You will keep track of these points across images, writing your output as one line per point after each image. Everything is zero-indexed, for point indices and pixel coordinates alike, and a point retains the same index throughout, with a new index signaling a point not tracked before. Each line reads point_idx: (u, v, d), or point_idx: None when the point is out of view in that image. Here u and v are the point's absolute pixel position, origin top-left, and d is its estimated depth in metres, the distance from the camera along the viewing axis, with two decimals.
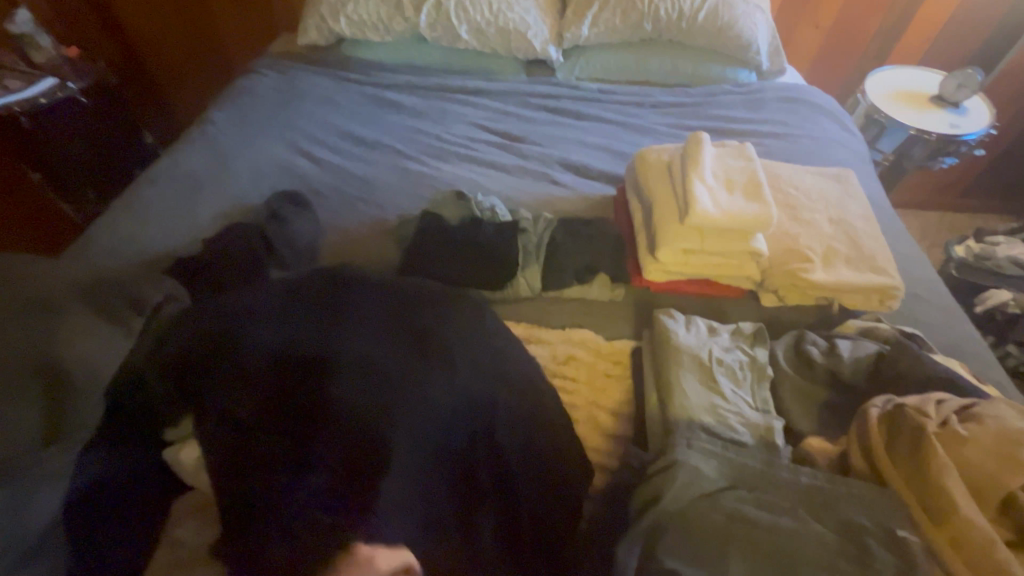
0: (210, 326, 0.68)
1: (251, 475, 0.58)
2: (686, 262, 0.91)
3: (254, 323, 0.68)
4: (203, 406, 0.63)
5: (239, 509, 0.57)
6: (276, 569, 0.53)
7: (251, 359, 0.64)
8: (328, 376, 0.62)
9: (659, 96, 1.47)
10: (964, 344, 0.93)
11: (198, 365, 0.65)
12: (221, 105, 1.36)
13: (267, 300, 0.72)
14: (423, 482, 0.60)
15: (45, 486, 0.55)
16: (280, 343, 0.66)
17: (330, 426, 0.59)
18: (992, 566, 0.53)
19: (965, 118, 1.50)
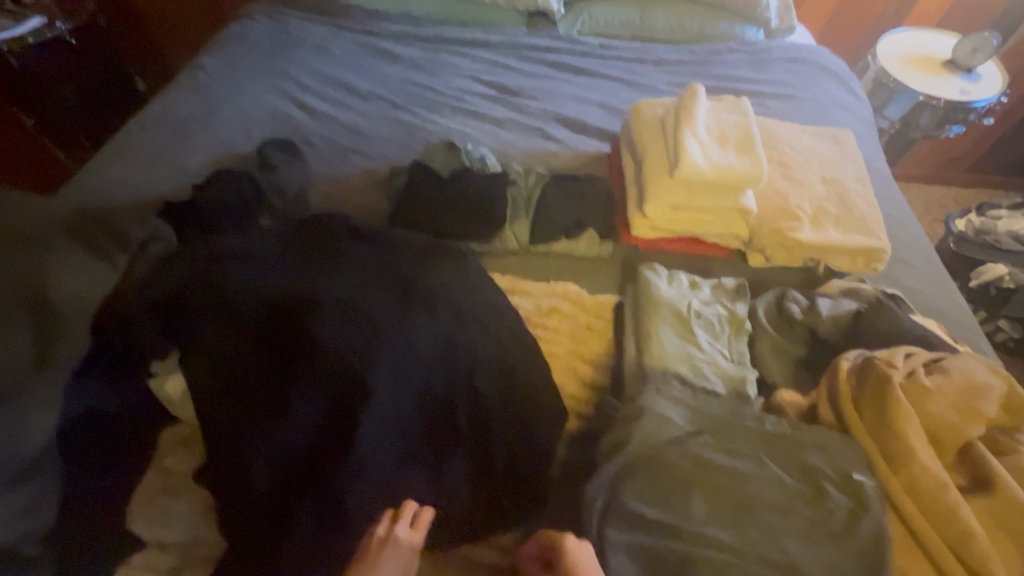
0: (202, 266, 0.74)
1: (244, 394, 0.67)
2: (674, 218, 0.91)
3: (247, 267, 0.76)
4: (192, 337, 0.70)
5: (231, 424, 0.65)
6: (262, 471, 0.62)
7: (245, 298, 0.72)
8: (315, 318, 0.69)
9: (662, 53, 1.42)
10: (951, 308, 0.93)
11: (194, 303, 0.71)
12: (212, 50, 1.34)
13: (266, 252, 0.79)
14: (401, 414, 0.66)
15: (39, 408, 0.60)
16: (272, 285, 0.73)
17: (317, 361, 0.66)
18: (943, 509, 0.54)
19: (976, 84, 1.50)
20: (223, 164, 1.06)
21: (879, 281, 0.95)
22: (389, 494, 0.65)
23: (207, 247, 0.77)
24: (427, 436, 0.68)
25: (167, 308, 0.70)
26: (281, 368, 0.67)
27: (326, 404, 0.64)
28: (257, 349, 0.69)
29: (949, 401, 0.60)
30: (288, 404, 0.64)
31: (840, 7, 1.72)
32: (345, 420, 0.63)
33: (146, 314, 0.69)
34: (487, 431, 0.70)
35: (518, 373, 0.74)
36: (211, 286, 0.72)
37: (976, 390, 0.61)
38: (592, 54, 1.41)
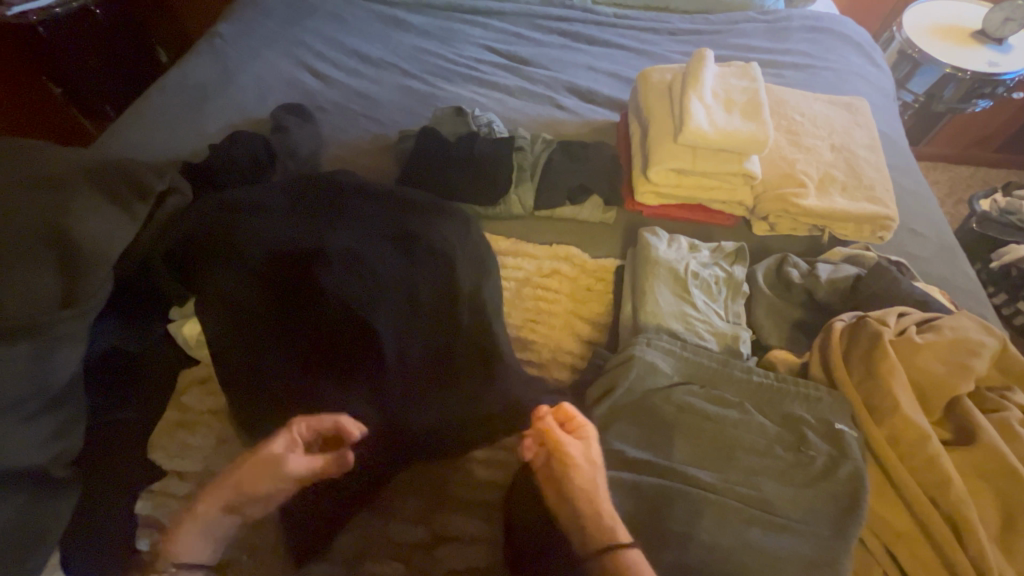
0: (217, 218, 0.79)
1: (255, 336, 0.71)
2: (678, 184, 0.91)
3: (260, 220, 0.80)
4: (206, 281, 0.74)
5: (242, 363, 0.69)
6: (272, 404, 0.67)
7: (257, 248, 0.77)
8: (322, 270, 0.73)
9: (677, 22, 1.40)
10: (961, 278, 0.92)
11: (212, 253, 0.76)
12: (229, 18, 1.36)
13: (277, 209, 0.83)
14: (404, 360, 0.71)
15: (65, 347, 0.65)
16: (283, 238, 0.78)
17: (326, 309, 0.71)
18: (922, 457, 0.59)
19: (1005, 55, 1.44)
20: (239, 128, 1.10)
21: (886, 250, 0.94)
22: (391, 436, 0.66)
23: (221, 201, 0.82)
24: (428, 382, 0.71)
25: (176, 253, 0.77)
26: (293, 316, 0.72)
27: (334, 348, 0.70)
28: (269, 300, 0.73)
29: (937, 357, 0.64)
30: (300, 347, 0.70)
31: None
32: (355, 362, 0.69)
33: (161, 266, 0.76)
34: (487, 376, 0.72)
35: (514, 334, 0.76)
36: (230, 239, 0.77)
37: (967, 349, 0.64)
38: (606, 24, 1.40)
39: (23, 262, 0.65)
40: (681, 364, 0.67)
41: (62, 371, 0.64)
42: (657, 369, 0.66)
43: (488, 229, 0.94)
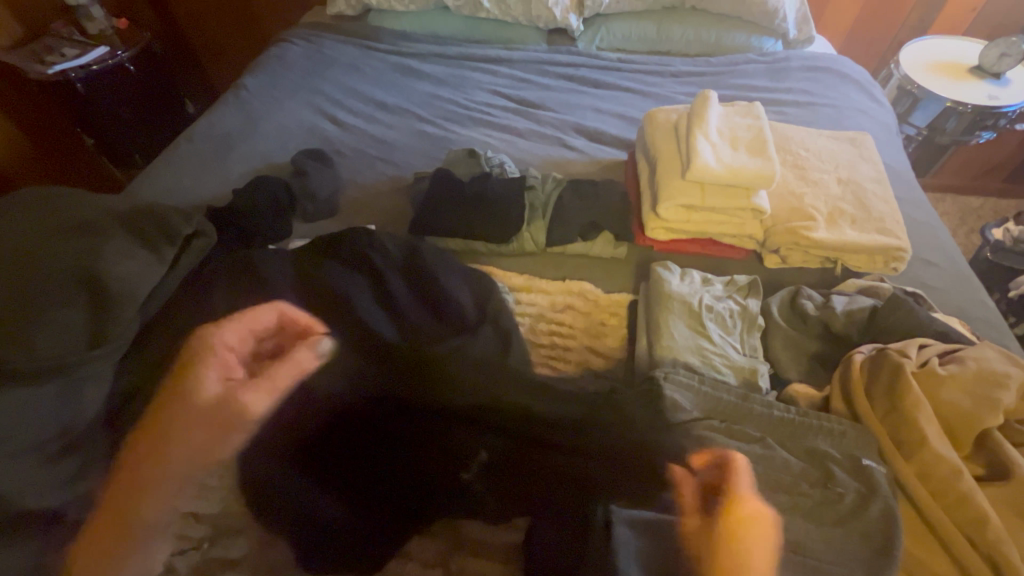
0: (235, 264, 0.83)
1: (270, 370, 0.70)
2: (688, 219, 0.93)
3: (279, 262, 0.83)
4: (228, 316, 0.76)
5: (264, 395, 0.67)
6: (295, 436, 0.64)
7: (281, 290, 0.79)
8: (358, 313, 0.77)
9: (680, 65, 1.46)
10: (980, 309, 0.91)
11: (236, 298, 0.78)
12: (255, 72, 1.44)
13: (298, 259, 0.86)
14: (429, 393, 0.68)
15: (93, 384, 0.68)
16: (302, 281, 0.82)
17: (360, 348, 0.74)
18: (956, 493, 0.57)
19: (1004, 88, 1.47)
20: (260, 173, 1.14)
21: (901, 281, 0.94)
22: (411, 472, 0.62)
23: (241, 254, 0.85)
24: (454, 417, 0.66)
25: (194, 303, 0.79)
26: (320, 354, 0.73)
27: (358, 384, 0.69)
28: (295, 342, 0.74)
29: (962, 389, 0.62)
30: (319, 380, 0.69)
31: (862, 18, 1.72)
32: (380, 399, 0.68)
33: (179, 313, 0.78)
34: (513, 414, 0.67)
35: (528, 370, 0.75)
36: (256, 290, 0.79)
37: (994, 380, 0.63)
38: (612, 68, 1.46)
39: (55, 301, 0.69)
40: (698, 397, 0.68)
41: (86, 408, 0.67)
42: (675, 402, 0.66)
43: (502, 265, 0.96)
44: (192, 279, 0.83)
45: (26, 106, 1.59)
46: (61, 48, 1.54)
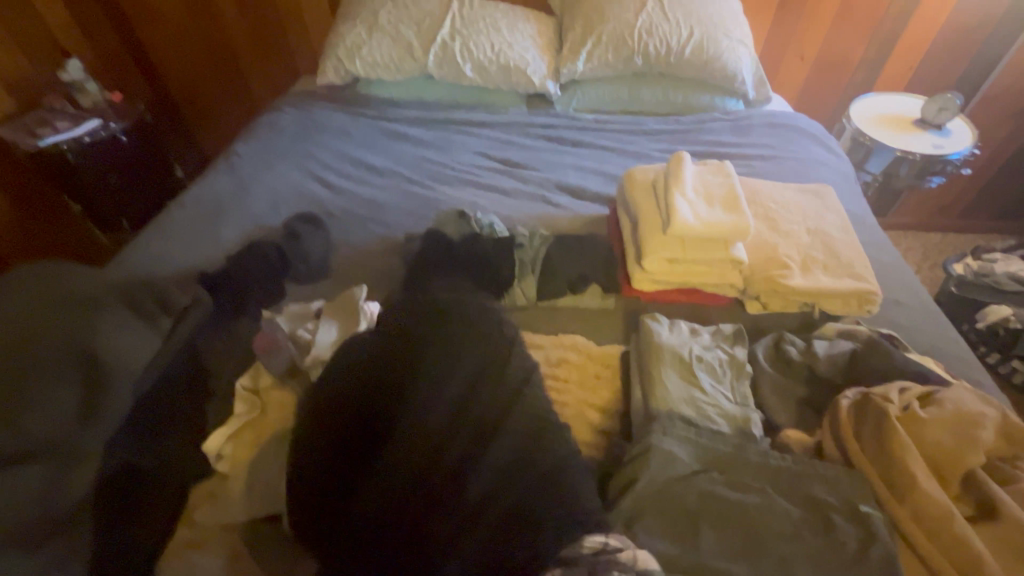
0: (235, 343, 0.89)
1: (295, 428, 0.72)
2: (672, 271, 0.97)
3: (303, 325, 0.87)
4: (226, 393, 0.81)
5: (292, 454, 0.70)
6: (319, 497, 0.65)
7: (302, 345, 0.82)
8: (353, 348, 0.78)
9: (652, 124, 1.56)
10: (951, 346, 0.96)
11: (245, 376, 0.82)
12: (246, 139, 1.49)
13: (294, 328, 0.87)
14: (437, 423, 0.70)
15: (85, 461, 0.66)
16: (326, 333, 0.84)
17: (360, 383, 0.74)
18: (951, 535, 0.59)
19: (947, 139, 1.60)
20: (253, 238, 1.17)
21: (876, 322, 0.98)
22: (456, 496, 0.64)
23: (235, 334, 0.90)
24: (468, 438, 0.69)
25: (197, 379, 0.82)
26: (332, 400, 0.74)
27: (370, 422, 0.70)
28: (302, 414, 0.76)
29: (944, 431, 0.65)
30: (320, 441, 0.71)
31: (814, 78, 1.87)
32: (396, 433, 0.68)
33: (180, 386, 0.79)
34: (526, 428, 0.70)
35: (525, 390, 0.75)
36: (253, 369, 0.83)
37: (973, 420, 0.66)
38: (589, 128, 1.55)
39: (46, 377, 0.69)
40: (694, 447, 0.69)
41: (76, 487, 0.65)
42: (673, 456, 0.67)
43: None
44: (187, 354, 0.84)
45: (17, 179, 1.61)
46: (53, 121, 1.58)
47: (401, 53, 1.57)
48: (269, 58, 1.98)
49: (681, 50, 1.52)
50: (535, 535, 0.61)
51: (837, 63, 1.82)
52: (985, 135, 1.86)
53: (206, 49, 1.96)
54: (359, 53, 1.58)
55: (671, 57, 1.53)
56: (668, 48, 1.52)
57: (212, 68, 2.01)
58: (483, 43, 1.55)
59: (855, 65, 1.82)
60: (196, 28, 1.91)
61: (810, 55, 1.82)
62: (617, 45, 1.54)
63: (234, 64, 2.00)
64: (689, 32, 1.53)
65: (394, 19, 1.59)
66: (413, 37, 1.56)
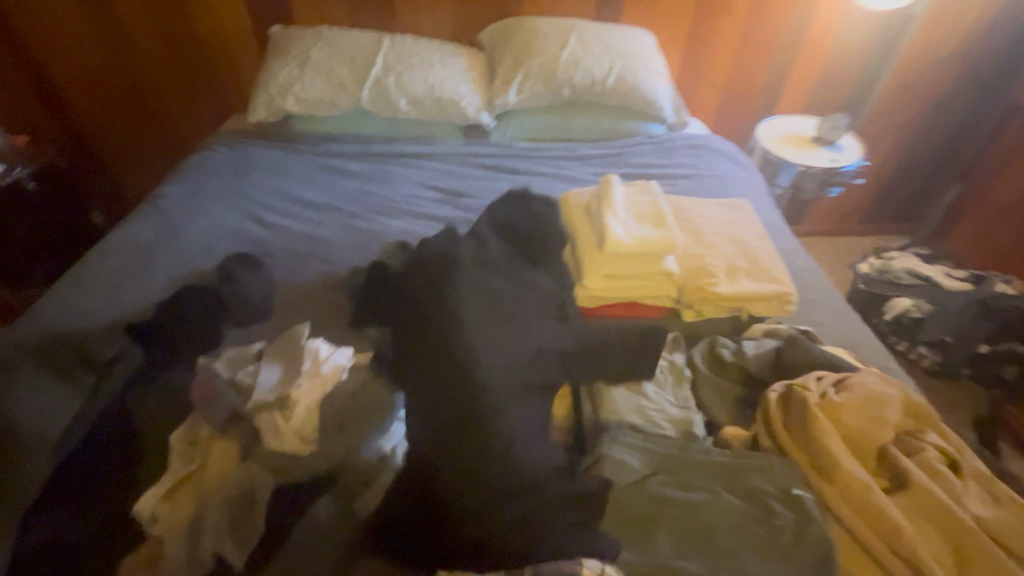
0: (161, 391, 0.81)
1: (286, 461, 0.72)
2: (611, 286, 1.02)
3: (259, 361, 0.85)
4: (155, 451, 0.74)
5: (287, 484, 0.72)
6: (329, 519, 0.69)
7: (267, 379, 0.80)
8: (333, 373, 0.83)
9: (584, 149, 1.64)
10: (860, 337, 1.07)
11: (179, 430, 0.76)
12: (173, 180, 1.43)
13: (233, 371, 0.83)
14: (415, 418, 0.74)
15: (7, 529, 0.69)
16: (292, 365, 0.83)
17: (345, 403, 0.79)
18: (873, 506, 0.64)
19: (841, 153, 1.80)
20: (184, 282, 1.11)
21: (795, 320, 1.08)
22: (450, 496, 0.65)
23: (165, 381, 0.83)
24: (444, 423, 0.72)
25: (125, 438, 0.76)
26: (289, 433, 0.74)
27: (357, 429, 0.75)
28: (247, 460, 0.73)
29: (857, 413, 0.72)
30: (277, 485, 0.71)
31: (725, 103, 2.05)
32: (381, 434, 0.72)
33: (101, 452, 0.74)
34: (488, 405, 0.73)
35: (481, 369, 0.77)
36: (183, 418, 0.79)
37: (879, 401, 0.74)
38: (525, 156, 1.61)
39: None
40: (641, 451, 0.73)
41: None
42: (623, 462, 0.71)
43: None
44: (111, 411, 0.78)
45: None
46: None
47: (335, 89, 1.57)
48: (195, 97, 1.92)
49: (605, 81, 1.63)
50: (529, 515, 0.64)
51: (743, 90, 2.01)
52: (872, 149, 2.10)
53: (125, 89, 1.88)
54: (292, 90, 1.57)
55: (595, 87, 1.63)
56: (592, 79, 1.63)
57: (132, 108, 1.93)
58: (417, 79, 1.60)
59: (759, 92, 2.02)
60: (113, 68, 1.84)
61: (719, 83, 1.99)
62: (545, 78, 1.63)
63: (157, 103, 1.92)
64: (610, 65, 1.65)
65: (326, 56, 1.60)
66: (347, 73, 1.58)
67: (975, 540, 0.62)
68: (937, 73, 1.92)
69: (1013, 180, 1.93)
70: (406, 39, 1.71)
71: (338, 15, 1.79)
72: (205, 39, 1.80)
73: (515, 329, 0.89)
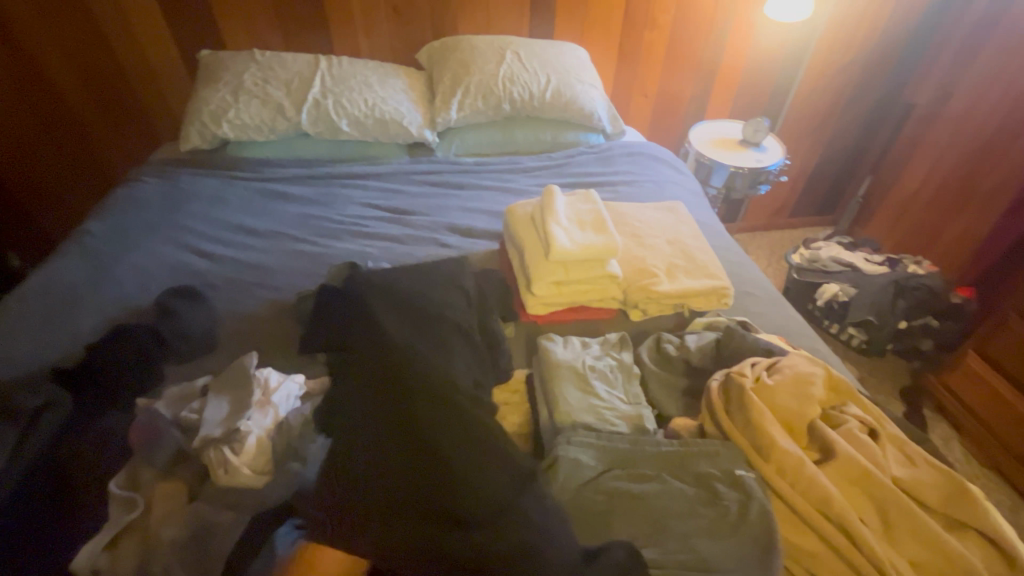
0: (98, 439, 0.77)
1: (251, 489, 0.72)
2: (559, 293, 1.05)
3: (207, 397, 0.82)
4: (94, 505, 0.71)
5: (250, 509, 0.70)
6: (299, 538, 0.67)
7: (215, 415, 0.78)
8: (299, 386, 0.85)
9: (527, 162, 1.69)
10: (792, 324, 1.15)
11: (120, 477, 0.73)
12: (101, 215, 1.36)
13: (177, 411, 0.81)
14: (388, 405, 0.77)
15: None
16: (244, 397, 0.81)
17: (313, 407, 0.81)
18: (806, 478, 0.70)
19: (765, 153, 1.93)
20: (118, 321, 1.06)
21: (733, 312, 1.14)
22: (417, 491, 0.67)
23: (100, 427, 0.79)
24: (397, 409, 0.74)
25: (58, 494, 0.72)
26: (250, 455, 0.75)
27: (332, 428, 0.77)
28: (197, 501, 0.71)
29: (788, 393, 0.78)
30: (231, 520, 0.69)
31: (658, 111, 2.16)
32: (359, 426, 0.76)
33: (30, 508, 0.69)
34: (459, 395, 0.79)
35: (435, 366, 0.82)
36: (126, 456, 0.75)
37: (806, 379, 0.80)
38: (471, 171, 1.64)
39: None
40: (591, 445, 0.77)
41: None
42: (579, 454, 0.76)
43: None
44: (41, 464, 0.73)
45: None
46: None
47: (272, 114, 1.54)
48: (121, 126, 1.84)
49: (542, 95, 1.69)
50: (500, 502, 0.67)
51: (674, 99, 2.13)
52: (793, 149, 2.27)
53: (41, 121, 1.78)
54: (226, 116, 1.53)
55: (534, 101, 1.68)
56: (530, 94, 1.68)
57: (51, 142, 1.82)
58: (357, 99, 1.59)
59: (688, 100, 2.14)
60: (26, 100, 1.73)
61: (651, 92, 2.10)
62: (485, 94, 1.66)
63: (79, 135, 1.83)
64: (547, 80, 1.71)
65: (261, 81, 1.57)
66: (283, 97, 1.56)
67: (895, 500, 0.69)
68: (843, 77, 2.10)
69: (915, 171, 2.13)
70: (343, 60, 1.71)
71: (270, 39, 1.76)
72: (128, 67, 1.73)
73: (462, 337, 0.92)
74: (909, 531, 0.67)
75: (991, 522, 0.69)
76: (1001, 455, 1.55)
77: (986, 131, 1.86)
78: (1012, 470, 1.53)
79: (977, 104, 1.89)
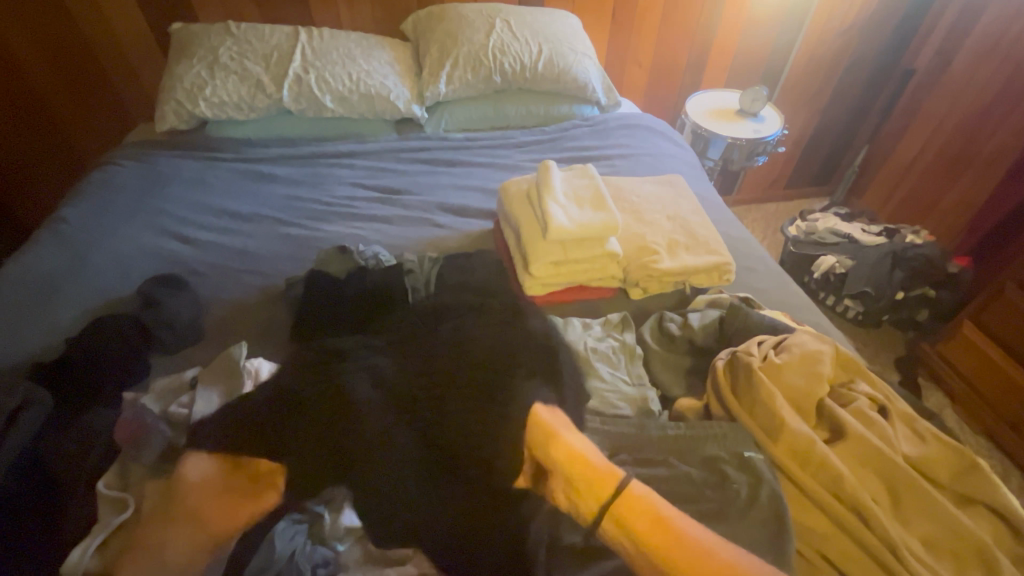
0: (78, 437, 0.74)
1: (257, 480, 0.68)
2: (558, 272, 1.01)
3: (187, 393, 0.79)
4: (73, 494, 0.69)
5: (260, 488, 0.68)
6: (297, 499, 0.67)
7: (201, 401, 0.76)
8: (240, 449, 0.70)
9: (520, 136, 1.63)
10: (793, 299, 1.13)
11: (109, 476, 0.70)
12: (76, 200, 1.30)
13: (165, 405, 0.78)
14: (438, 447, 0.70)
15: None
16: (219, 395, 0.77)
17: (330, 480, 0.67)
18: (817, 458, 0.69)
19: (763, 123, 1.88)
20: (99, 313, 1.01)
21: (734, 289, 1.12)
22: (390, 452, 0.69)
23: (85, 425, 0.76)
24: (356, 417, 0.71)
25: (45, 487, 0.69)
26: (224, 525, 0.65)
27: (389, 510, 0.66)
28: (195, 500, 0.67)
29: (795, 371, 0.78)
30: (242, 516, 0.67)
31: (653, 81, 2.10)
32: (443, 515, 0.65)
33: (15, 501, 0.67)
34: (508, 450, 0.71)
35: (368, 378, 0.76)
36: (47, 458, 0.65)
37: (813, 357, 0.79)
38: (462, 147, 1.58)
39: None
40: (652, 517, 0.64)
41: None
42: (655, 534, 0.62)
43: None
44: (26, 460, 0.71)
45: None
46: None
47: (250, 91, 1.47)
48: (94, 109, 1.76)
49: (535, 66, 1.62)
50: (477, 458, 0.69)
51: (669, 69, 2.07)
52: (791, 117, 2.22)
53: (10, 106, 1.69)
54: (203, 94, 1.45)
55: (526, 72, 1.62)
56: (522, 65, 1.61)
57: (21, 126, 1.73)
58: (341, 73, 1.52)
59: (684, 69, 2.08)
60: None
61: (646, 61, 2.03)
62: (475, 66, 1.59)
63: (48, 117, 1.74)
64: (539, 49, 1.63)
65: (237, 55, 1.49)
66: (261, 72, 1.48)
67: (907, 479, 0.68)
68: (843, 41, 2.04)
69: (914, 139, 2.10)
70: (324, 33, 1.62)
71: (246, 10, 1.67)
72: (97, 44, 1.64)
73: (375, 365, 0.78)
74: (918, 509, 0.67)
75: (994, 493, 0.69)
76: (994, 421, 1.57)
77: (987, 96, 1.82)
78: (1004, 435, 1.55)
79: (978, 69, 1.85)
